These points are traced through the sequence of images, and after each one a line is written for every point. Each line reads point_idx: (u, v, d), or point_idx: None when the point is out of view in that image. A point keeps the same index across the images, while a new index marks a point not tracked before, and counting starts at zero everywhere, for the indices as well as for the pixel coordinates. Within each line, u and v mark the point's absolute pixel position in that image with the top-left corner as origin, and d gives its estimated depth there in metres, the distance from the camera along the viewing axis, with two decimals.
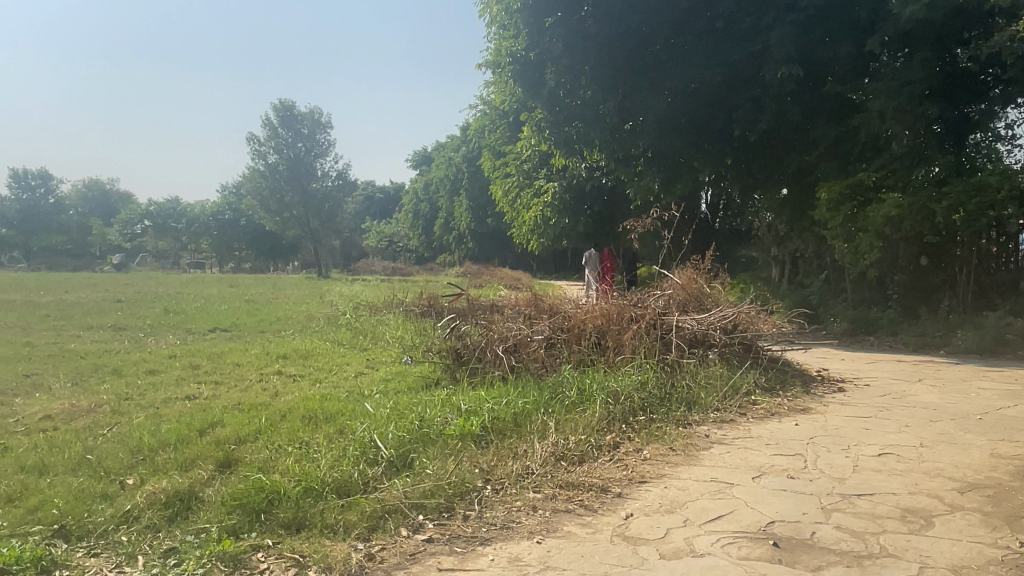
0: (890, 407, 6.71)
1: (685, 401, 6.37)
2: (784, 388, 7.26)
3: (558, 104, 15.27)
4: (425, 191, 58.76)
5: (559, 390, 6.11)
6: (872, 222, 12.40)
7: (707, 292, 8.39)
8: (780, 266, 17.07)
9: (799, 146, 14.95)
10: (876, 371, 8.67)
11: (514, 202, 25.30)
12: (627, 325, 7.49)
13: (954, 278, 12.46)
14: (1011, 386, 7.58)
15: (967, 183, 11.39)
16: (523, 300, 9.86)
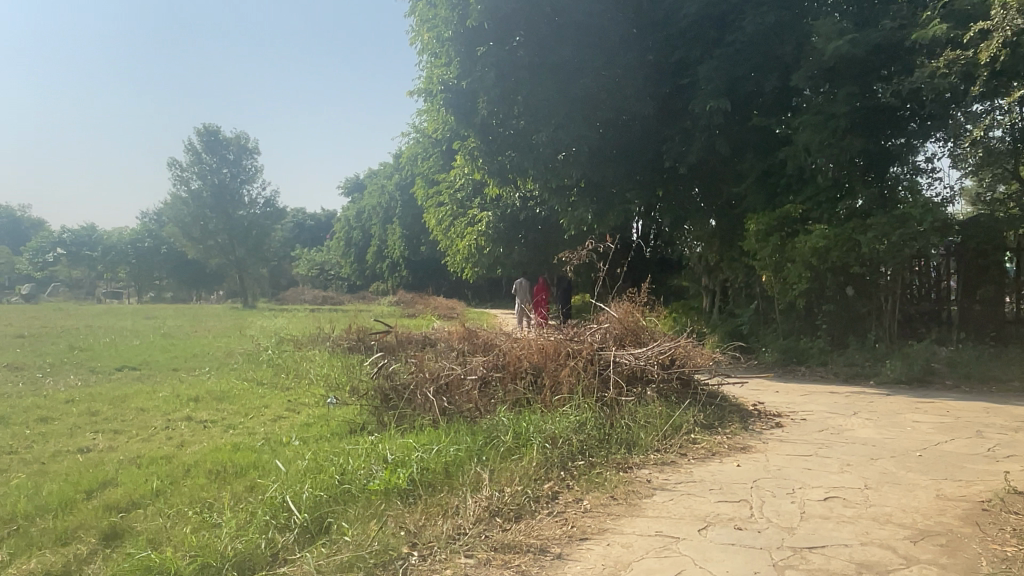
0: (829, 443, 6.59)
1: (625, 443, 6.05)
2: (723, 425, 7.04)
3: (491, 133, 15.05)
4: (357, 219, 57.87)
5: (491, 435, 5.72)
6: (800, 253, 12.58)
7: (644, 326, 8.17)
8: (710, 295, 17.06)
9: (728, 177, 15.13)
10: (811, 404, 8.60)
11: (448, 231, 24.99)
12: (563, 361, 7.17)
13: (879, 306, 12.64)
14: (944, 419, 7.60)
15: (890, 215, 11.71)
16: (455, 335, 9.46)
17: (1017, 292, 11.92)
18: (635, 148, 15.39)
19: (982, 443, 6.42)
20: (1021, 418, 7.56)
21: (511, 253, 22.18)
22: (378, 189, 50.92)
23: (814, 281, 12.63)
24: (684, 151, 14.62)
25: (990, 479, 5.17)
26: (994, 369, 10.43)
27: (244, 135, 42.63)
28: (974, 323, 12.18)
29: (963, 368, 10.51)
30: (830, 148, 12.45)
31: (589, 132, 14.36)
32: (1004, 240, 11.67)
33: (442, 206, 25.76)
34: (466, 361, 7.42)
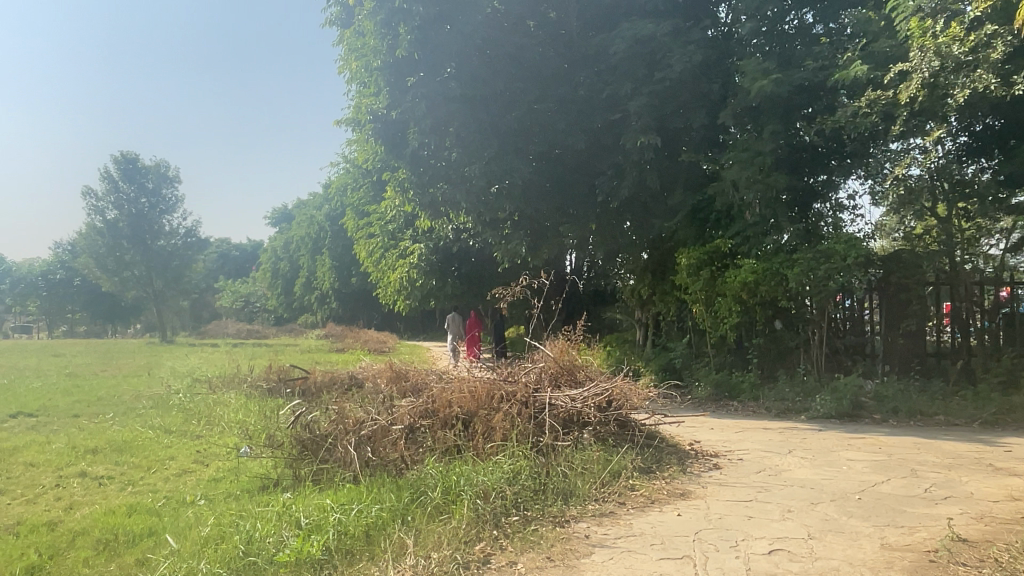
0: (768, 486, 6.42)
1: (562, 493, 5.70)
2: (662, 468, 6.79)
3: (422, 165, 14.71)
4: (285, 249, 56.42)
5: (417, 490, 5.30)
6: (731, 287, 12.67)
7: (578, 365, 7.90)
8: (643, 328, 17.01)
9: (659, 212, 15.19)
10: (747, 442, 8.49)
11: (379, 263, 24.43)
12: (495, 404, 6.74)
13: (808, 340, 12.81)
14: (877, 457, 7.59)
15: (816, 251, 11.94)
16: (383, 375, 8.98)
17: (937, 325, 12.22)
18: (567, 182, 15.31)
19: (918, 483, 6.40)
20: (950, 455, 7.63)
21: (443, 286, 21.78)
22: (307, 219, 49.78)
23: (744, 316, 12.74)
24: (616, 186, 14.66)
25: (932, 525, 5.08)
26: (919, 403, 10.59)
27: (165, 163, 41.02)
28: (898, 356, 12.40)
29: (891, 403, 10.64)
30: (757, 184, 12.61)
31: (521, 166, 14.20)
32: (924, 275, 12.03)
33: (373, 237, 25.17)
34: (391, 406, 6.86)
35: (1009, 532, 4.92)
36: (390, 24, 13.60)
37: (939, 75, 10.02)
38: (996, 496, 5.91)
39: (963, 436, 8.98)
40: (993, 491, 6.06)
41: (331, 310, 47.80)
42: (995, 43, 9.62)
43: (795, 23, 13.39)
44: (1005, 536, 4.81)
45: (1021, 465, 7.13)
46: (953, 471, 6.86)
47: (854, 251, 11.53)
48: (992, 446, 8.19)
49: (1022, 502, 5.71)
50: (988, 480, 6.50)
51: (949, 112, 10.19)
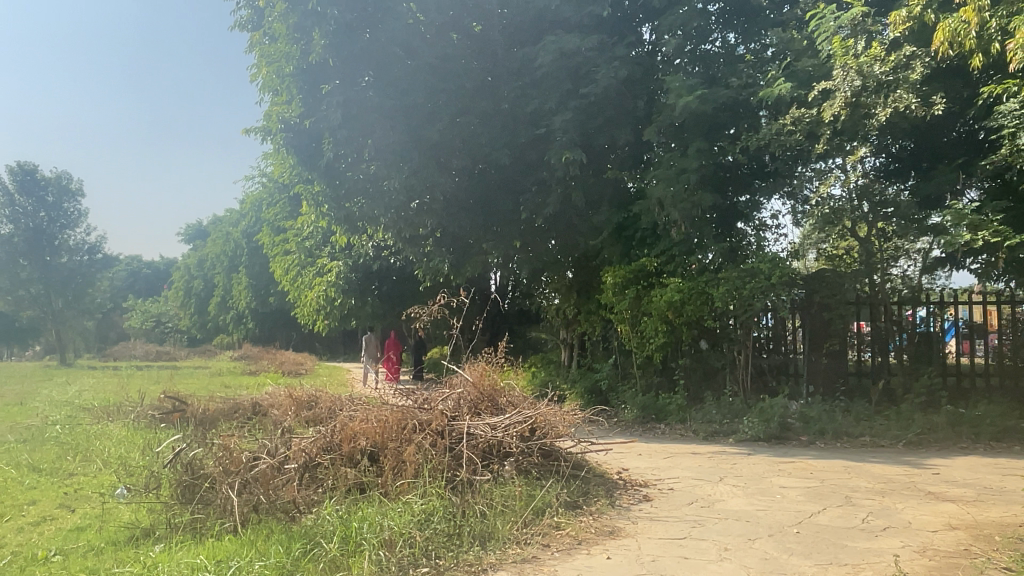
0: (702, 520, 5.98)
1: (480, 536, 5.10)
2: (589, 503, 6.26)
3: (338, 177, 13.96)
4: (198, 267, 54.01)
5: (311, 540, 4.59)
6: (656, 306, 12.39)
7: (500, 390, 7.35)
8: (568, 348, 16.57)
9: (585, 231, 14.86)
10: (677, 469, 8.08)
11: (296, 281, 23.37)
12: (408, 436, 6.07)
13: (733, 360, 12.69)
14: (809, 484, 7.31)
15: (741, 270, 11.87)
16: (286, 404, 8.19)
17: (858, 344, 12.28)
18: (491, 199, 14.81)
19: (855, 512, 6.08)
20: (882, 480, 7.44)
21: (363, 305, 20.92)
22: (222, 235, 47.70)
23: (670, 336, 12.49)
24: (541, 203, 14.29)
25: (876, 562, 4.73)
26: (844, 424, 10.49)
27: (66, 175, 38.54)
28: (821, 376, 12.39)
29: (817, 424, 10.49)
30: (683, 202, 12.43)
31: (443, 180, 13.62)
32: (845, 294, 12.03)
33: (290, 253, 24.05)
34: (287, 438, 6.08)
35: (955, 567, 4.59)
36: (303, 28, 12.85)
37: (861, 94, 10.16)
38: (933, 525, 5.63)
39: (889, 458, 8.84)
40: (930, 520, 5.78)
41: (247, 330, 45.82)
42: (913, 65, 9.94)
43: (717, 43, 13.38)
44: (952, 572, 4.47)
45: (951, 489, 6.95)
46: (887, 498, 6.60)
47: (778, 270, 11.50)
48: (919, 469, 8.04)
49: (961, 530, 5.45)
50: (923, 506, 6.25)
51: (870, 131, 10.27)
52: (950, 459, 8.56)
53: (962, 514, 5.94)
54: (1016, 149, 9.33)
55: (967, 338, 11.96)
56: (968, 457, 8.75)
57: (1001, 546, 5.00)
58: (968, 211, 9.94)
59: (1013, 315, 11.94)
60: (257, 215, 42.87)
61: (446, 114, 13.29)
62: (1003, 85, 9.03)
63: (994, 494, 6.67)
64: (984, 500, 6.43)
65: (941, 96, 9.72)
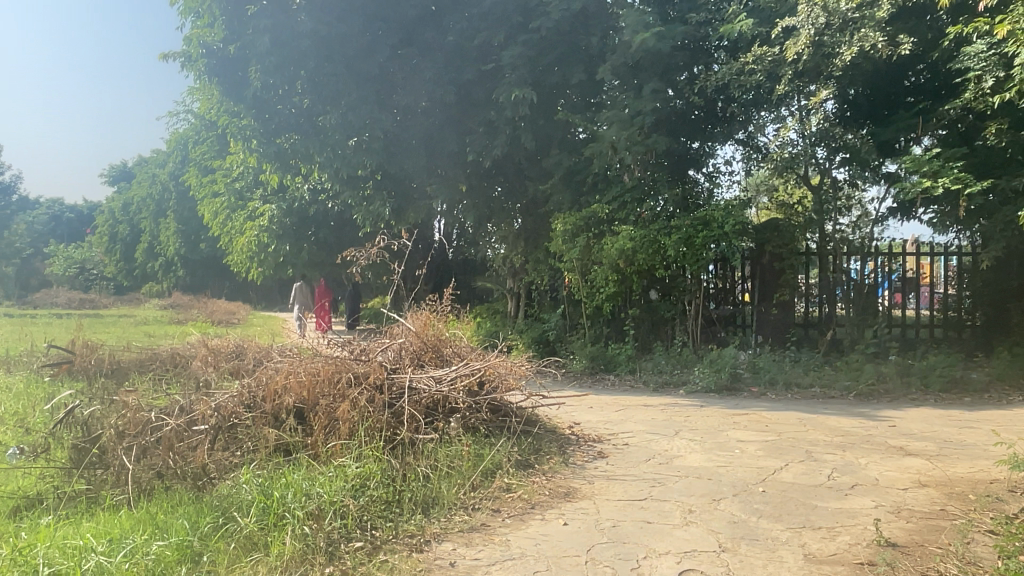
0: (662, 478, 5.57)
1: (423, 504, 4.55)
2: (541, 461, 5.80)
3: (267, 111, 12.89)
4: (124, 211, 51.36)
5: (224, 513, 3.94)
6: (606, 255, 11.94)
7: (445, 340, 6.78)
8: (514, 298, 15.99)
9: (533, 175, 14.22)
10: (630, 423, 7.69)
11: (227, 224, 22.20)
12: (342, 391, 5.45)
13: (683, 311, 12.34)
14: (768, 437, 7.02)
15: (693, 219, 11.61)
16: (202, 356, 7.39)
17: (806, 295, 12.14)
18: (435, 140, 13.97)
19: (820, 468, 5.79)
20: (840, 433, 7.24)
21: (300, 251, 19.94)
22: (148, 177, 45.24)
23: (621, 286, 12.06)
24: (488, 144, 13.56)
25: (853, 525, 4.39)
26: (795, 375, 10.30)
27: None
28: (770, 327, 12.26)
29: (767, 374, 10.29)
30: (636, 145, 11.93)
31: (384, 117, 12.73)
32: (796, 245, 11.80)
33: (220, 194, 22.73)
34: (203, 394, 5.41)
35: (936, 530, 4.30)
36: None
37: (824, 33, 9.75)
38: (902, 482, 5.41)
39: (842, 410, 8.69)
40: (897, 477, 5.55)
41: (178, 278, 43.92)
42: (879, 2, 9.48)
43: None
44: (934, 537, 4.18)
45: (910, 443, 6.79)
46: (848, 452, 6.38)
47: (732, 219, 11.27)
48: (874, 421, 7.91)
49: (932, 488, 5.23)
50: (886, 462, 6.06)
51: (832, 72, 9.85)
52: (902, 411, 8.47)
53: (929, 470, 5.74)
54: (982, 93, 9.21)
55: (900, 291, 12.08)
56: (920, 409, 8.69)
57: (975, 506, 4.78)
58: (928, 158, 9.71)
59: (958, 266, 12.01)
60: (185, 155, 40.72)
61: (386, 45, 12.37)
62: (972, 27, 8.76)
63: (955, 448, 6.54)
64: (946, 455, 6.27)
65: (907, 37, 9.37)
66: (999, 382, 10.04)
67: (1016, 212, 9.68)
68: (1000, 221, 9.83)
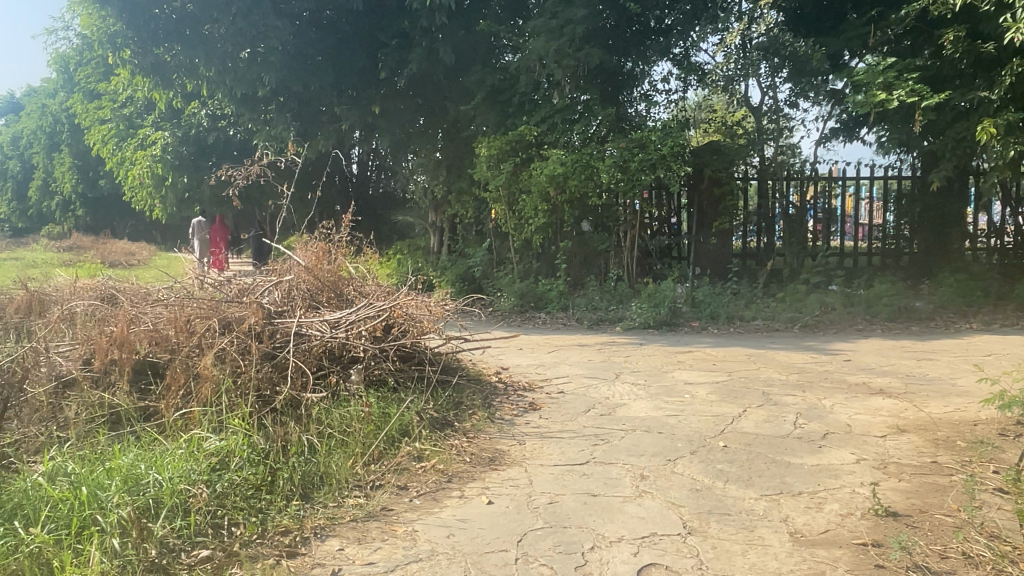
0: (606, 433, 4.68)
1: (307, 484, 3.54)
2: (462, 419, 4.83)
3: (142, 18, 11.16)
4: (12, 146, 47.13)
5: (5, 522, 2.87)
6: (536, 182, 10.92)
7: (345, 276, 5.67)
8: (437, 233, 14.76)
9: (454, 95, 12.96)
10: (564, 367, 6.80)
11: (116, 156, 20.06)
12: (206, 339, 4.37)
13: (618, 244, 11.47)
14: (718, 378, 6.26)
15: (629, 140, 10.69)
16: (38, 302, 6.02)
17: (744, 223, 11.44)
18: (344, 55, 12.46)
19: (784, 414, 5.03)
20: (795, 370, 6.58)
21: (200, 185, 18.13)
22: (37, 109, 41.38)
23: (551, 216, 11.05)
24: (403, 60, 12.18)
25: (840, 490, 3.61)
26: (735, 307, 9.61)
27: None
28: (707, 258, 11.30)
29: (708, 308, 9.56)
30: (567, 58, 10.86)
31: (281, 25, 11.15)
32: (735, 170, 11.06)
33: (108, 121, 20.41)
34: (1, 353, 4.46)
35: (938, 492, 3.56)
36: None
37: None
38: (878, 429, 4.71)
39: (789, 344, 8.05)
40: (872, 422, 4.85)
41: (76, 218, 40.58)
42: None
43: None
44: (939, 501, 3.42)
45: (872, 379, 6.16)
46: (809, 394, 5.67)
47: (671, 141, 10.42)
48: (827, 355, 7.28)
49: (914, 436, 4.54)
50: (854, 404, 5.37)
51: None
52: (852, 344, 7.91)
53: (904, 414, 5.06)
54: None
55: (826, 221, 11.52)
56: (870, 341, 8.13)
57: (971, 457, 4.09)
58: (883, 68, 8.97)
59: (897, 188, 11.59)
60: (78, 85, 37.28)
61: None
62: None
63: (922, 385, 5.93)
64: (914, 394, 5.66)
65: None
66: (943, 310, 9.64)
67: (968, 130, 9.07)
68: (952, 138, 9.22)
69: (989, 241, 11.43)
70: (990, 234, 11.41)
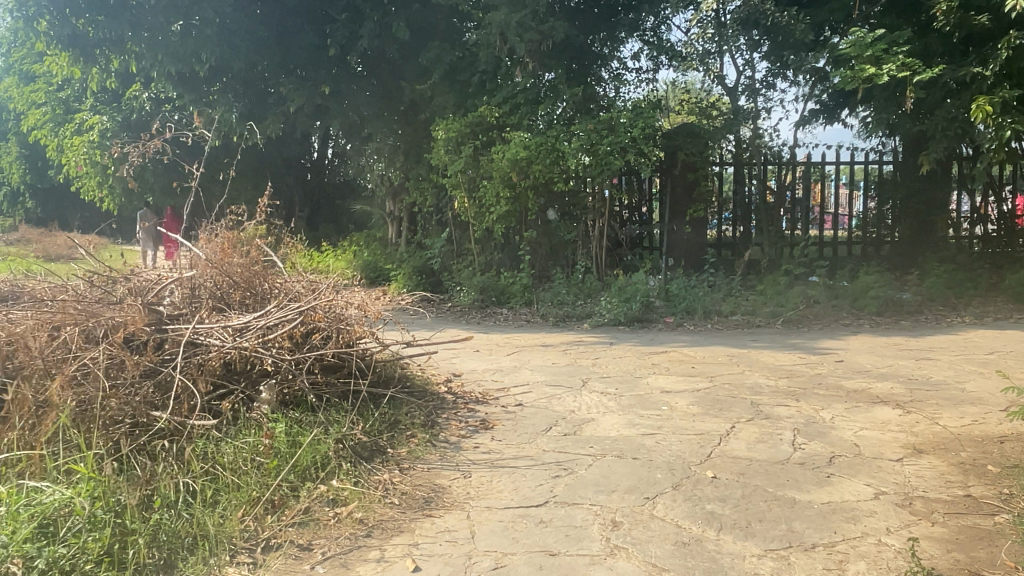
0: (570, 460, 3.87)
1: (176, 546, 2.71)
2: (397, 445, 4.00)
3: None
4: None
5: None
6: (497, 167, 10.09)
7: (263, 267, 4.80)
8: (395, 223, 13.85)
9: (410, 74, 12.03)
10: (525, 372, 5.99)
11: (53, 143, 18.74)
12: (66, 355, 3.60)
13: (586, 233, 10.66)
14: (698, 385, 5.50)
15: (597, 121, 9.89)
16: None
17: (718, 210, 10.71)
18: (289, 29, 11.46)
19: (778, 432, 4.27)
20: (783, 374, 5.85)
21: (144, 174, 16.95)
22: None
23: (514, 204, 10.24)
24: (355, 36, 11.22)
25: (863, 541, 2.87)
26: (712, 301, 8.88)
27: None
28: (681, 248, 10.52)
29: (683, 302, 8.81)
30: (530, 32, 10.01)
31: None
32: (710, 153, 10.34)
33: (45, 105, 19.02)
34: None
35: (984, 543, 2.84)
36: None
37: None
38: (890, 449, 4.00)
39: (773, 342, 7.34)
40: (881, 441, 4.13)
41: (25, 210, 38.41)
42: None
43: None
44: (990, 559, 2.70)
45: (871, 384, 5.46)
46: (804, 404, 4.94)
47: (642, 121, 9.65)
48: (816, 355, 6.58)
49: (936, 459, 3.82)
50: (856, 416, 4.65)
51: None
52: (841, 342, 7.22)
53: (916, 429, 4.35)
54: None
55: (804, 208, 10.85)
56: (860, 338, 7.46)
57: (1011, 488, 3.38)
58: (871, 40, 8.29)
59: (878, 174, 11.03)
60: None
61: None
62: None
63: (928, 392, 5.24)
64: (923, 402, 4.95)
65: None
66: (931, 304, 9.03)
67: (959, 108, 8.44)
68: (942, 118, 8.58)
69: (973, 229, 10.87)
70: (974, 220, 10.86)
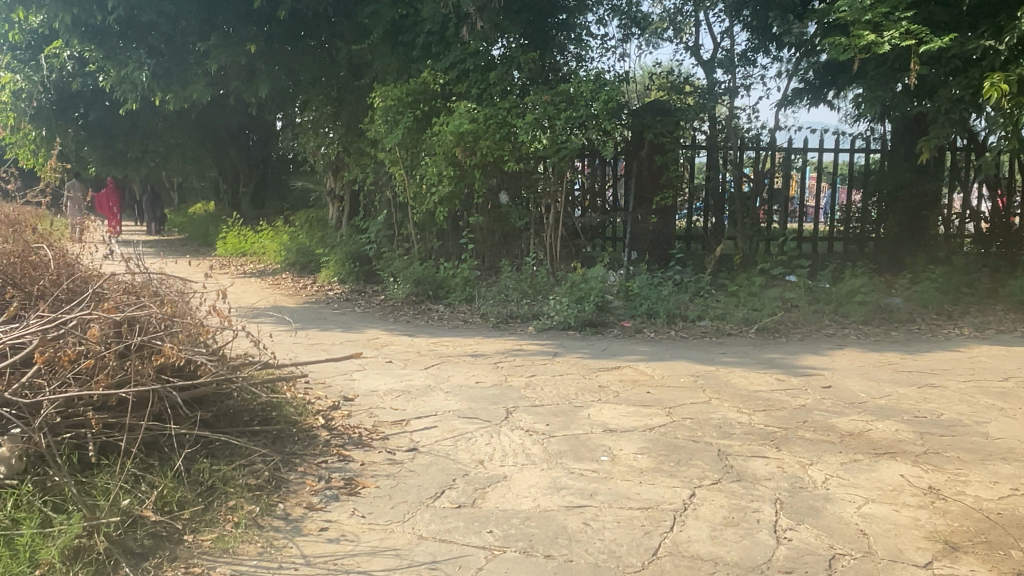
0: (454, 560, 2.61)
1: None
2: (202, 528, 2.72)
3: None
4: None
5: None
6: (440, 141, 8.77)
7: (39, 260, 3.58)
8: (336, 204, 12.56)
9: (348, 34, 10.56)
10: (436, 397, 4.72)
11: None
12: None
13: (539, 220, 9.31)
14: (650, 422, 4.27)
15: (554, 93, 8.59)
16: None
17: (689, 199, 9.50)
18: None
19: (755, 508, 3.06)
20: (760, 406, 4.64)
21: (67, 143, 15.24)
22: None
23: (458, 184, 8.95)
24: None
25: None
26: (678, 303, 7.66)
27: None
28: (646, 241, 9.32)
29: (644, 303, 7.58)
30: None
31: None
32: (680, 134, 9.09)
33: None
34: None
35: None
36: None
37: None
38: (912, 542, 2.82)
39: (748, 357, 6.14)
40: (897, 527, 2.94)
41: None
42: None
43: None
44: None
45: (870, 426, 4.28)
46: (787, 456, 3.74)
47: (606, 94, 8.37)
48: (800, 378, 5.39)
49: (981, 565, 2.66)
50: (858, 478, 3.47)
51: None
52: (826, 359, 6.06)
53: (942, 503, 3.18)
54: None
55: (782, 200, 9.67)
56: (849, 354, 6.31)
57: None
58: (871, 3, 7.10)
59: (864, 165, 9.87)
60: None
61: None
62: None
63: (943, 439, 4.08)
64: (940, 456, 3.78)
65: None
66: (923, 312, 7.95)
67: (966, 88, 7.29)
68: (945, 99, 7.42)
69: (964, 226, 9.85)
70: (964, 217, 9.84)
